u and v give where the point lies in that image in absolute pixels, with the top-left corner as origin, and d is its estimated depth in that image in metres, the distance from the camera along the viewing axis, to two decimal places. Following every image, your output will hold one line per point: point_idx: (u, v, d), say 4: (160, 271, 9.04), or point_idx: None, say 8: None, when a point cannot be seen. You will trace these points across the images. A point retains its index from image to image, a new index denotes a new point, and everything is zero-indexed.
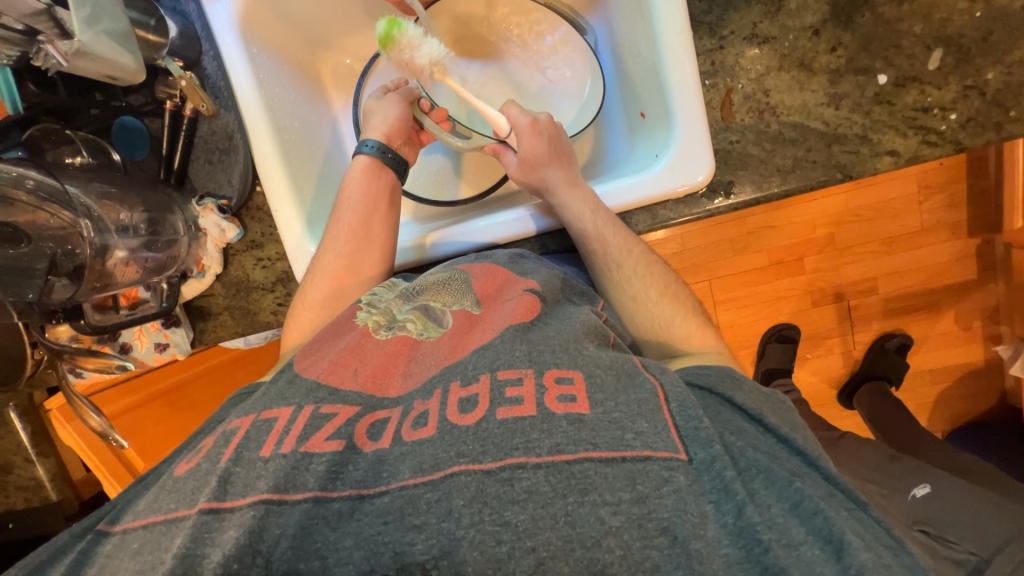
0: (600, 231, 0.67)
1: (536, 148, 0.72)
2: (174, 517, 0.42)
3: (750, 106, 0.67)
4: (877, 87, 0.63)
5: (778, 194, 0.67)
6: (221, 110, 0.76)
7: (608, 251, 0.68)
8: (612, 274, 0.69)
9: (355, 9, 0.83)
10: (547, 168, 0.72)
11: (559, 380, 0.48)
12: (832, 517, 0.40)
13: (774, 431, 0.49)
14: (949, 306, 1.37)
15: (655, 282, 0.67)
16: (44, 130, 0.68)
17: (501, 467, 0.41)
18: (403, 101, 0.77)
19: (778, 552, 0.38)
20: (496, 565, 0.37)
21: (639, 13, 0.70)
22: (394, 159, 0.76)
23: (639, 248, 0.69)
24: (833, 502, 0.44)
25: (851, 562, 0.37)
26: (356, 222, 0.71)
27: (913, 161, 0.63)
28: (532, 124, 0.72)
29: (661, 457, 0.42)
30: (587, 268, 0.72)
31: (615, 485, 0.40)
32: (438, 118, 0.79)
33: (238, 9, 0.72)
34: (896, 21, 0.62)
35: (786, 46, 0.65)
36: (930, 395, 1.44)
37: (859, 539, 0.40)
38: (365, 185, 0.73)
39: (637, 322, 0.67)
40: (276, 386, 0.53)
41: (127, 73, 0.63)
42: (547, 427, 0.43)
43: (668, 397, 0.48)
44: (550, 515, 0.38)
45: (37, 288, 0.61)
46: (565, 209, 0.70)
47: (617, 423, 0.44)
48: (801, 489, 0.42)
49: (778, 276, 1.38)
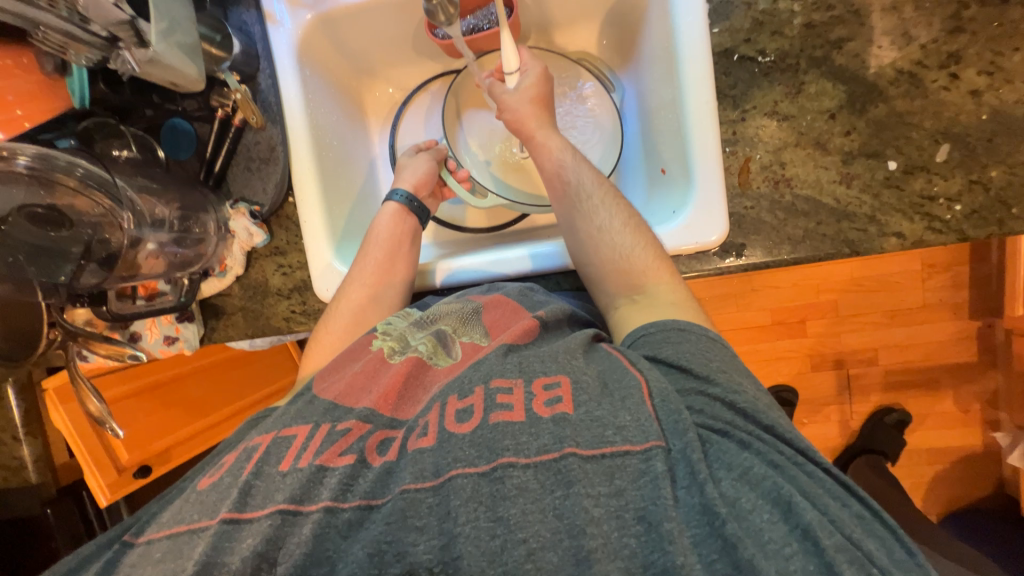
0: (579, 165, 0.70)
1: (536, 90, 0.73)
2: (196, 527, 0.43)
3: (766, 175, 0.70)
4: (887, 172, 0.67)
5: (787, 261, 0.69)
6: (268, 123, 0.79)
7: (582, 182, 0.68)
8: (582, 204, 0.67)
9: (404, 46, 0.89)
10: (544, 106, 0.74)
11: (546, 386, 0.48)
12: (783, 481, 0.40)
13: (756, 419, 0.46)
14: (949, 385, 1.38)
15: (622, 214, 0.65)
16: (99, 123, 0.74)
17: (493, 467, 0.42)
18: (432, 160, 0.84)
19: (735, 527, 0.38)
20: (491, 558, 0.38)
21: (670, 77, 0.75)
22: (418, 208, 0.80)
23: (610, 185, 0.69)
24: (794, 467, 0.43)
25: (798, 521, 0.38)
26: (381, 257, 0.73)
27: (917, 244, 0.67)
28: (542, 70, 0.74)
29: (639, 450, 0.42)
30: (558, 202, 0.70)
31: (595, 480, 0.40)
32: (460, 178, 0.86)
33: (299, 35, 0.78)
34: (907, 114, 0.67)
35: (803, 125, 0.69)
36: (927, 475, 1.41)
37: (813, 505, 0.40)
38: (390, 230, 0.77)
39: (600, 253, 0.64)
40: (295, 407, 0.53)
41: (187, 81, 0.68)
42: (534, 430, 0.44)
43: (652, 393, 0.46)
44: (539, 509, 0.39)
45: (69, 272, 0.66)
46: (550, 143, 0.71)
47: (598, 421, 0.44)
48: (752, 457, 0.42)
49: (780, 337, 1.39)
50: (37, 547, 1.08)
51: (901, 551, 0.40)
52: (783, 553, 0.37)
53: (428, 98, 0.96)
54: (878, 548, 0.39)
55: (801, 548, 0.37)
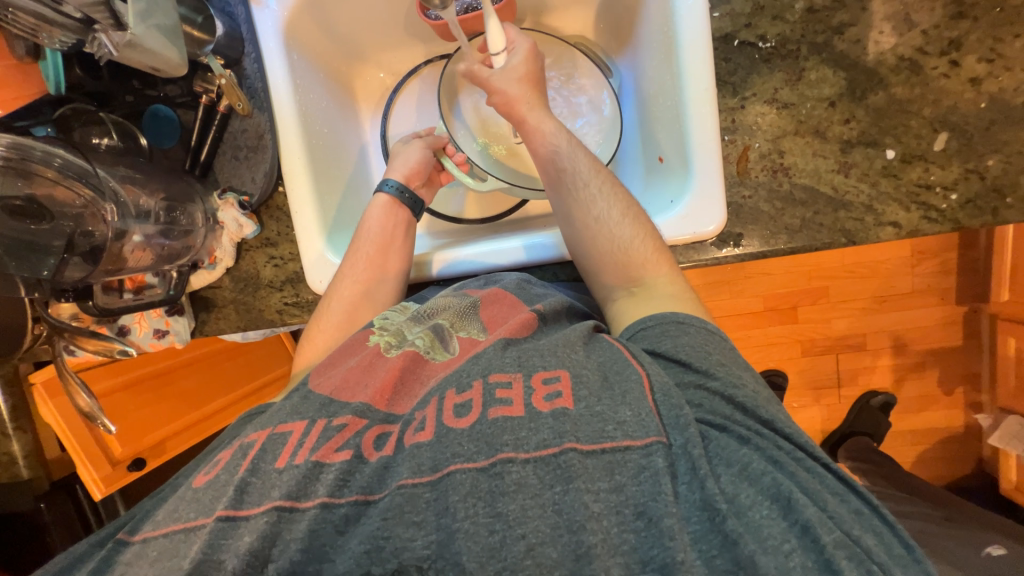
0: (574, 151, 0.67)
1: (525, 69, 0.71)
2: (193, 525, 0.43)
3: (765, 164, 0.69)
4: (885, 161, 0.67)
5: (784, 250, 0.69)
6: (255, 110, 0.76)
7: (578, 170, 0.66)
8: (579, 194, 0.65)
9: (396, 28, 0.86)
10: (536, 87, 0.72)
11: (545, 380, 0.47)
12: (783, 477, 0.41)
13: (757, 414, 0.46)
14: (934, 369, 1.41)
15: (621, 204, 0.64)
16: (77, 110, 0.70)
17: (492, 463, 0.41)
18: (426, 148, 0.82)
19: (736, 522, 0.38)
20: (489, 554, 0.38)
21: (668, 62, 0.73)
22: (410, 199, 0.78)
23: (608, 172, 0.67)
24: (797, 464, 0.43)
25: (798, 518, 0.39)
26: (374, 251, 0.72)
27: (913, 234, 0.67)
28: (531, 48, 0.72)
29: (640, 445, 0.42)
30: (554, 191, 0.68)
31: (595, 475, 0.41)
32: (458, 161, 0.85)
33: (285, 17, 0.74)
34: (907, 102, 0.66)
35: (803, 113, 0.68)
36: (910, 455, 1.45)
37: (813, 501, 0.40)
38: (384, 220, 0.75)
39: (599, 245, 0.63)
40: (290, 402, 0.52)
41: (170, 67, 0.65)
42: (534, 425, 0.43)
43: (653, 388, 0.46)
44: (538, 505, 0.39)
45: (51, 268, 0.63)
46: (543, 128, 0.69)
47: (599, 416, 0.44)
48: (751, 453, 0.43)
49: (771, 323, 1.41)
50: (29, 541, 1.07)
51: (898, 545, 0.41)
52: (782, 549, 0.37)
53: (421, 83, 0.93)
54: (877, 544, 0.40)
55: (800, 544, 0.38)
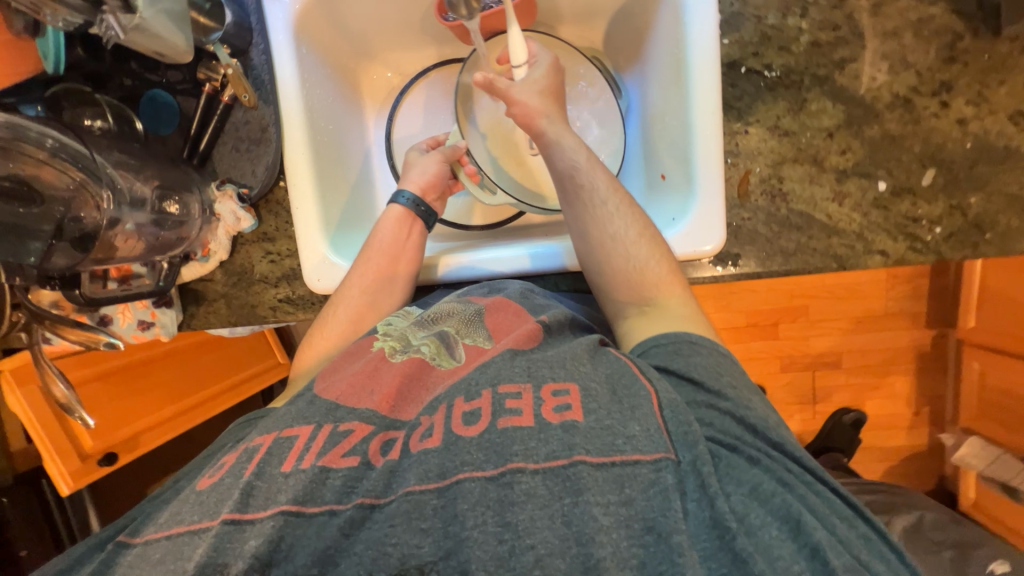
0: (592, 168, 0.67)
1: (546, 83, 0.72)
2: (197, 528, 0.41)
3: (764, 189, 0.72)
4: (876, 192, 0.70)
5: (779, 271, 0.72)
6: (260, 103, 0.75)
7: (596, 187, 0.66)
8: (596, 211, 0.66)
9: (407, 28, 0.86)
10: (557, 101, 0.73)
11: (555, 393, 0.48)
12: (792, 499, 0.43)
13: (764, 435, 0.48)
14: (904, 389, 1.47)
15: (637, 224, 0.65)
16: (70, 90, 0.68)
17: (501, 473, 0.42)
18: (443, 160, 0.82)
19: (745, 541, 0.39)
20: (498, 563, 0.38)
21: (676, 84, 0.75)
22: (426, 212, 0.78)
23: (625, 192, 0.68)
24: (804, 486, 0.45)
25: (807, 540, 0.40)
26: (384, 262, 0.71)
27: (899, 262, 0.70)
28: (555, 64, 0.73)
29: (650, 459, 0.43)
30: (569, 206, 0.68)
31: (605, 488, 0.41)
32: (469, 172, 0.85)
33: (297, 11, 0.73)
34: (899, 138, 0.69)
35: (802, 142, 0.71)
36: (879, 471, 1.51)
37: (820, 522, 0.42)
38: (396, 233, 0.74)
39: (613, 263, 0.64)
40: (295, 406, 0.51)
41: (174, 51, 0.64)
42: (543, 436, 0.44)
43: (662, 404, 0.47)
44: (547, 516, 0.40)
45: (37, 254, 0.60)
46: (563, 143, 0.68)
47: (608, 429, 0.45)
48: (761, 474, 0.44)
49: (753, 338, 1.45)
50: None
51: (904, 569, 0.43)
52: (792, 570, 0.38)
53: (428, 85, 0.93)
54: (884, 568, 0.41)
55: (808, 566, 0.39)
